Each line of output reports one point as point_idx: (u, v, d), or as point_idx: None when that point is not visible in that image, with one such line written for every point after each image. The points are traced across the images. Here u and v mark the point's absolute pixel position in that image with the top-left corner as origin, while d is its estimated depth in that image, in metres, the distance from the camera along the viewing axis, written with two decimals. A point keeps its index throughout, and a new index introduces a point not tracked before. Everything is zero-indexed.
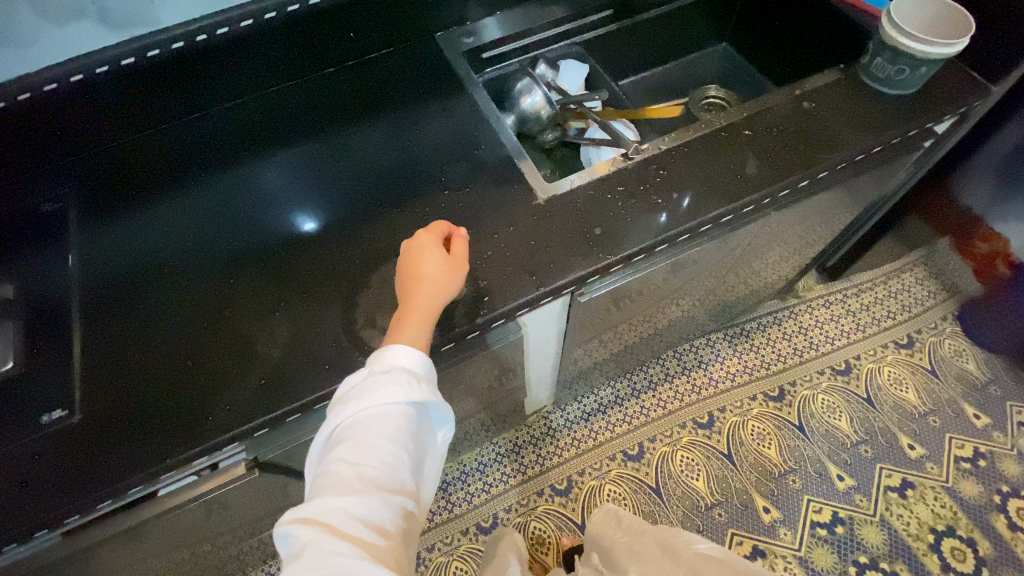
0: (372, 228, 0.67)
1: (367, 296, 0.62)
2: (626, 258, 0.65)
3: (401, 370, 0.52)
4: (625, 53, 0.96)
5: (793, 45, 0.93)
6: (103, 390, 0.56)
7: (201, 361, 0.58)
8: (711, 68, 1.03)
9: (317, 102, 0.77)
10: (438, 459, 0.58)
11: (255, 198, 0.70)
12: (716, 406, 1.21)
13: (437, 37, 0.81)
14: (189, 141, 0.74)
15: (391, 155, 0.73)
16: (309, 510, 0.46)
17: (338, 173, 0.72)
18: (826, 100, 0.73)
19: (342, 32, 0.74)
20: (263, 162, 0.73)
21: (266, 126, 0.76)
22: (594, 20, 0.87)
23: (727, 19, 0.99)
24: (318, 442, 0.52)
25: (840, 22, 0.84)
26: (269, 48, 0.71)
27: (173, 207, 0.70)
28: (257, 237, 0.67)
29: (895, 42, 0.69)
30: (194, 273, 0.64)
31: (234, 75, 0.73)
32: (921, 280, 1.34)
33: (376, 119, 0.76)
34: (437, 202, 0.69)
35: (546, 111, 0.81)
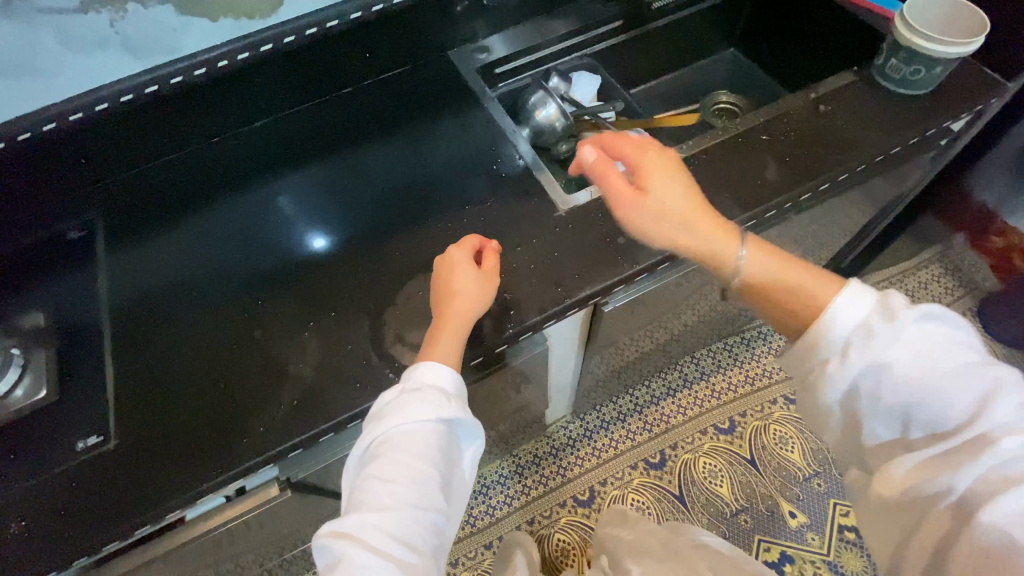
0: (397, 246, 0.67)
1: (393, 314, 0.62)
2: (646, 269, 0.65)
3: (430, 388, 0.53)
4: (635, 63, 0.96)
5: (803, 48, 0.94)
6: (138, 414, 0.56)
7: (232, 383, 0.58)
8: (720, 74, 1.04)
9: (334, 122, 0.78)
10: (470, 473, 0.58)
11: (277, 219, 0.71)
12: (737, 411, 1.20)
13: (449, 55, 0.82)
14: (211, 164, 0.75)
15: (411, 172, 0.74)
16: (344, 524, 0.47)
17: (359, 191, 0.72)
18: (842, 103, 0.73)
19: (358, 52, 0.75)
20: (285, 183, 0.74)
21: (285, 148, 0.76)
22: (604, 31, 0.88)
23: (734, 25, 1.00)
24: (353, 455, 0.53)
25: (849, 24, 0.84)
26: (286, 70, 0.72)
27: (197, 229, 0.70)
28: (281, 257, 0.67)
29: (909, 43, 0.69)
30: (221, 294, 0.65)
31: (252, 96, 0.73)
32: (938, 277, 1.33)
33: (393, 137, 0.77)
34: (459, 217, 0.69)
35: (560, 123, 0.82)
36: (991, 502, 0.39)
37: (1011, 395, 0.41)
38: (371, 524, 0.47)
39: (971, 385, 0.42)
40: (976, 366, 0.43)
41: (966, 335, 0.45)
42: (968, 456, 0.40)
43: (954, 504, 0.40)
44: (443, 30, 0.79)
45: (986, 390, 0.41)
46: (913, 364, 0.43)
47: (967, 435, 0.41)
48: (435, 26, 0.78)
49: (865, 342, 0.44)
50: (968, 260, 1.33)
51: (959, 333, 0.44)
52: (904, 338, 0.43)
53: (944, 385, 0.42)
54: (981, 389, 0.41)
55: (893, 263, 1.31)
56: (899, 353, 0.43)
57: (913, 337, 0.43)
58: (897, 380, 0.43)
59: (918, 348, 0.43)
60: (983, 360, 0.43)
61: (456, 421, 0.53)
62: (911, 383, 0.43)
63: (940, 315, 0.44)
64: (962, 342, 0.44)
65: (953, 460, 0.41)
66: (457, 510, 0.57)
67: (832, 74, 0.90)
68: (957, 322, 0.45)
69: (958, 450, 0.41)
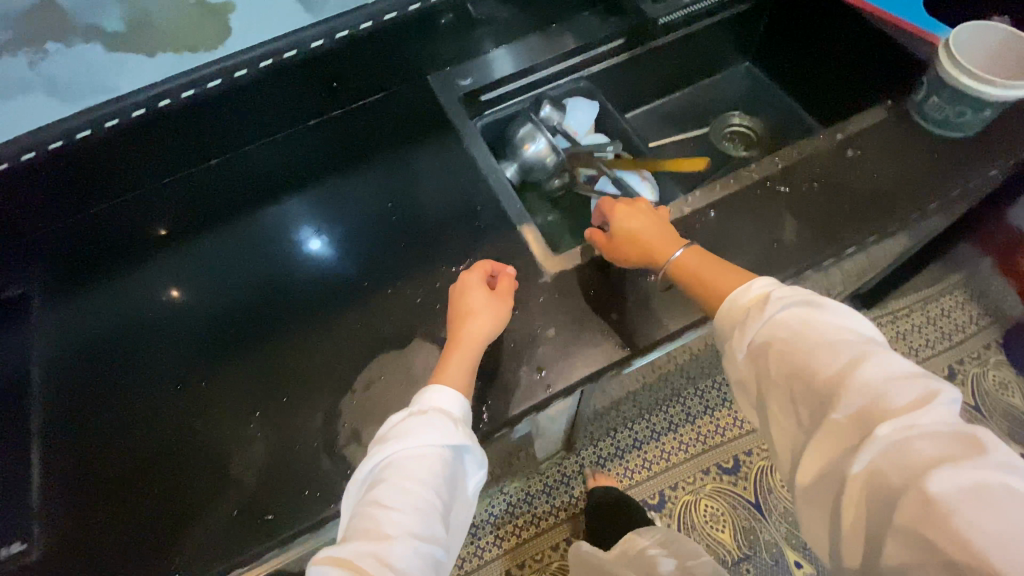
0: (367, 312, 0.60)
1: (352, 404, 0.55)
2: (669, 284, 0.60)
3: (437, 411, 0.49)
4: (639, 82, 0.87)
5: (826, 70, 0.85)
6: (76, 515, 0.51)
7: (174, 477, 0.52)
8: (732, 92, 0.95)
9: (302, 158, 0.70)
10: (472, 507, 0.54)
11: (232, 275, 0.64)
12: (742, 449, 1.13)
13: (428, 80, 0.73)
14: (161, 207, 0.67)
15: (380, 224, 0.66)
16: (340, 551, 0.43)
17: (322, 246, 0.65)
18: (871, 145, 0.64)
19: (325, 82, 0.66)
20: (247, 229, 0.66)
21: (242, 190, 0.69)
22: (601, 51, 0.78)
23: (751, 38, 0.90)
24: (352, 481, 0.49)
25: (884, 45, 0.74)
26: (241, 101, 0.63)
27: (144, 285, 0.63)
28: (234, 323, 0.60)
29: (956, 80, 0.62)
30: (167, 367, 0.58)
31: (210, 132, 0.65)
32: (962, 304, 1.24)
33: (364, 178, 0.69)
34: (434, 280, 0.62)
35: (551, 158, 0.75)
36: (897, 492, 0.36)
37: (883, 365, 0.41)
38: (370, 553, 0.42)
39: (837, 358, 0.42)
40: (851, 343, 0.43)
41: (846, 317, 0.46)
42: (859, 434, 0.39)
43: (855, 487, 0.38)
44: (423, 54, 0.70)
45: (851, 361, 0.41)
46: (788, 344, 0.45)
47: (842, 411, 0.40)
48: (414, 51, 0.68)
49: (744, 326, 0.48)
50: (996, 286, 1.24)
51: (840, 316, 0.45)
52: (773, 318, 0.47)
53: (812, 359, 0.43)
54: (850, 359, 0.42)
55: (915, 289, 1.22)
56: (772, 334, 0.46)
57: (780, 318, 0.46)
58: (775, 358, 0.45)
59: (788, 328, 0.46)
60: (859, 339, 0.43)
61: (462, 446, 0.49)
62: (787, 362, 0.44)
63: (815, 299, 0.47)
64: (839, 323, 0.45)
65: (847, 438, 0.39)
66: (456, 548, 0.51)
67: (857, 100, 0.81)
68: (840, 308, 0.46)
69: (840, 421, 0.40)
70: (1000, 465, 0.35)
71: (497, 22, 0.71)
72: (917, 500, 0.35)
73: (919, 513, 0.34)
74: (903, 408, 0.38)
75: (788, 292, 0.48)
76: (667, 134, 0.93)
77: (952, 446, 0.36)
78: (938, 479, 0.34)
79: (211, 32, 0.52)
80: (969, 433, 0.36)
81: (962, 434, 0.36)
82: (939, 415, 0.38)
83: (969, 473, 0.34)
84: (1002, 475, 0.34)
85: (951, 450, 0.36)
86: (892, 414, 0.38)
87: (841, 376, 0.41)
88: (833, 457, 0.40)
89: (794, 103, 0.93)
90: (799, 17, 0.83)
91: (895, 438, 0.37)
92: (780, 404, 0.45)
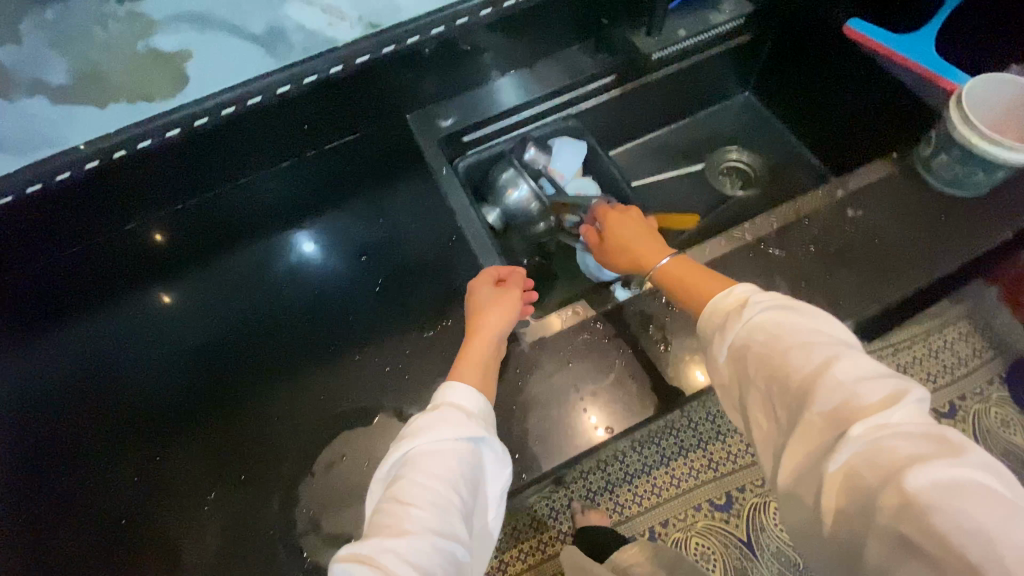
0: (341, 369, 0.67)
1: (302, 493, 0.61)
2: (669, 342, 0.59)
3: (450, 407, 0.50)
4: (634, 115, 0.85)
5: (826, 109, 0.84)
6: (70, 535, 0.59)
7: (132, 555, 0.58)
8: (729, 123, 0.94)
9: (283, 206, 0.73)
10: (498, 514, 0.51)
11: (193, 350, 0.68)
12: (735, 485, 1.11)
13: (407, 118, 0.72)
14: (111, 259, 0.68)
15: (340, 304, 0.70)
16: (359, 548, 0.42)
17: (281, 327, 0.70)
18: (872, 203, 0.63)
19: (296, 125, 0.65)
20: (209, 302, 0.70)
21: (201, 255, 0.71)
22: (592, 87, 0.75)
23: (752, 69, 0.88)
24: (375, 481, 0.49)
25: (885, 89, 0.73)
26: (209, 144, 0.61)
27: (101, 350, 0.66)
28: (195, 402, 0.65)
29: (968, 138, 0.60)
30: (128, 443, 0.63)
31: (190, 174, 0.64)
32: (967, 337, 1.21)
33: (323, 256, 0.73)
34: (398, 354, 0.66)
35: (534, 205, 0.73)
36: (873, 491, 0.34)
37: (854, 365, 0.40)
38: (389, 549, 0.41)
39: (811, 359, 0.41)
40: (826, 344, 0.42)
41: (818, 318, 0.44)
42: (833, 435, 0.37)
43: (835, 487, 0.36)
44: (404, 93, 0.68)
45: (823, 361, 0.40)
46: (761, 346, 0.44)
47: (816, 408, 0.38)
48: (398, 88, 0.66)
49: (720, 330, 0.47)
50: (1001, 319, 1.21)
51: (817, 319, 0.44)
52: (750, 322, 0.45)
53: (787, 360, 0.41)
54: (822, 360, 0.40)
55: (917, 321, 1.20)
56: (748, 337, 0.45)
57: (756, 322, 0.45)
58: (753, 361, 0.44)
59: (761, 331, 0.44)
60: (834, 342, 0.42)
61: (479, 441, 0.49)
62: (764, 366, 0.43)
63: (783, 300, 0.46)
64: (812, 324, 0.44)
65: (819, 441, 0.38)
66: (479, 555, 0.49)
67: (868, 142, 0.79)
68: (812, 309, 0.45)
69: (815, 421, 0.38)
70: (977, 464, 0.33)
71: (485, 60, 0.69)
72: (896, 496, 0.33)
73: (900, 507, 0.33)
74: (873, 405, 0.37)
75: (761, 295, 0.47)
76: (659, 170, 0.92)
77: (927, 445, 0.35)
78: (915, 474, 0.33)
79: (164, 83, 0.52)
80: (939, 433, 0.35)
81: (932, 429, 0.36)
82: (907, 413, 0.37)
83: (951, 470, 0.33)
84: (981, 472, 0.33)
85: (926, 449, 0.34)
86: (863, 413, 0.37)
87: (815, 376, 0.40)
88: (808, 455, 0.38)
89: (790, 140, 0.92)
90: (805, 53, 0.81)
91: (871, 439, 0.36)
92: (756, 404, 0.43)
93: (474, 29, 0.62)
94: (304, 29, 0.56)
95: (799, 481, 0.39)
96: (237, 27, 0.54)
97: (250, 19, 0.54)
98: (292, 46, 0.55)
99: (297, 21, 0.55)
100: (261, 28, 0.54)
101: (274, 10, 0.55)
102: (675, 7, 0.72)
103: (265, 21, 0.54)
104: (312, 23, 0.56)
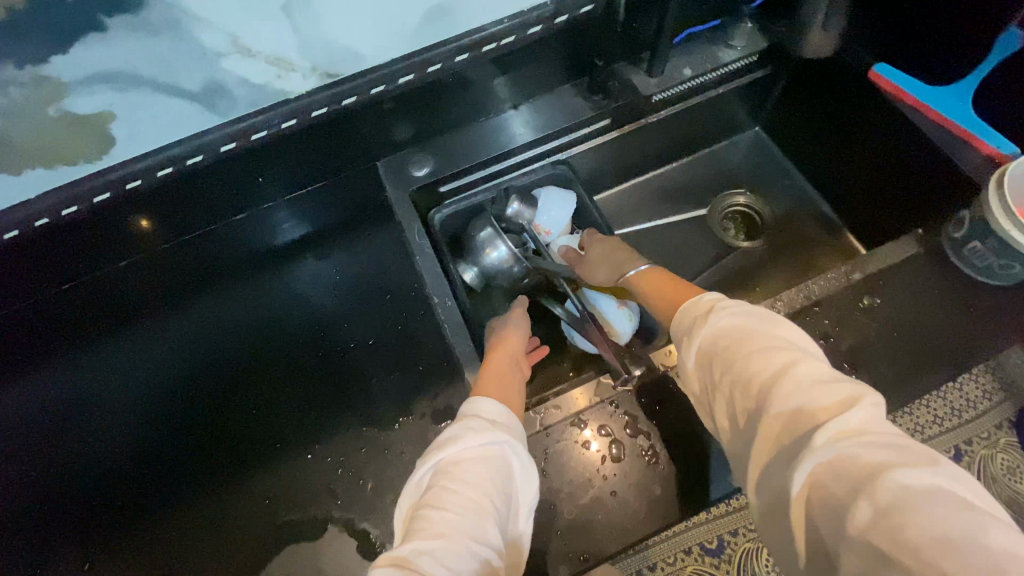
0: (287, 470, 0.71)
1: None
2: (659, 457, 0.64)
3: (474, 419, 0.61)
4: (651, 145, 0.93)
5: (838, 156, 0.91)
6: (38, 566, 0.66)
7: None
8: (736, 159, 1.02)
9: (269, 252, 0.82)
10: (529, 524, 0.57)
11: (158, 414, 0.73)
12: (728, 529, 1.10)
13: (378, 166, 0.81)
14: (95, 300, 0.76)
15: (308, 373, 0.76)
16: (400, 551, 0.49)
17: (247, 397, 0.75)
18: (891, 288, 0.69)
19: (252, 179, 0.72)
20: (180, 369, 0.76)
21: (178, 309, 0.78)
22: (588, 130, 0.85)
23: (763, 106, 0.97)
24: (416, 490, 0.57)
25: (902, 134, 0.79)
26: (262, 164, 0.70)
27: (78, 402, 0.73)
28: (148, 475, 0.70)
29: (1005, 233, 0.65)
30: (70, 515, 0.68)
31: (182, 221, 0.74)
32: (977, 377, 1.23)
33: (295, 327, 0.79)
34: (365, 416, 0.73)
35: (509, 263, 0.84)
36: (845, 501, 0.40)
37: (810, 371, 0.48)
38: (425, 552, 0.48)
39: (769, 365, 0.49)
40: (786, 351, 0.50)
41: (779, 327, 0.53)
42: (803, 444, 0.43)
43: (806, 497, 0.42)
44: (376, 137, 0.76)
45: (783, 365, 0.48)
46: (725, 352, 0.53)
47: (778, 407, 0.46)
48: (441, 107, 0.76)
49: (696, 330, 0.57)
50: (1012, 360, 1.22)
51: (785, 332, 0.52)
52: (717, 326, 0.55)
53: (747, 366, 0.50)
54: (781, 364, 0.49)
55: None
56: (712, 343, 0.54)
57: (718, 328, 0.55)
58: (717, 366, 0.53)
59: (726, 336, 0.54)
60: (796, 350, 0.50)
61: (498, 447, 0.58)
62: (730, 368, 0.51)
63: (749, 309, 0.55)
64: (772, 332, 0.52)
65: (793, 445, 0.44)
66: (512, 564, 0.54)
67: (881, 183, 0.85)
68: (779, 322, 0.54)
69: (773, 423, 0.46)
70: (942, 475, 0.39)
71: (521, 86, 0.80)
72: (866, 506, 0.39)
73: (873, 519, 0.38)
74: (835, 413, 0.44)
75: (727, 306, 0.56)
76: (660, 213, 0.99)
77: (891, 455, 0.41)
78: (883, 484, 0.39)
79: (92, 141, 0.54)
80: (905, 447, 0.41)
81: (896, 440, 0.42)
82: (861, 416, 0.44)
83: (916, 477, 0.39)
84: (941, 481, 0.38)
85: (895, 457, 0.40)
86: (828, 421, 0.43)
87: (773, 381, 0.48)
88: (778, 450, 0.46)
89: (784, 190, 1.00)
90: (811, 96, 0.89)
91: (833, 448, 0.42)
92: (728, 411, 0.52)
93: (484, 64, 0.71)
94: (249, 83, 0.57)
95: (774, 477, 0.46)
96: (132, 72, 0.51)
97: (186, 76, 0.54)
98: (234, 102, 0.58)
99: (238, 77, 0.56)
100: (198, 86, 0.55)
101: (212, 64, 0.54)
102: (678, 43, 0.82)
103: (204, 77, 0.54)
104: (258, 77, 0.57)
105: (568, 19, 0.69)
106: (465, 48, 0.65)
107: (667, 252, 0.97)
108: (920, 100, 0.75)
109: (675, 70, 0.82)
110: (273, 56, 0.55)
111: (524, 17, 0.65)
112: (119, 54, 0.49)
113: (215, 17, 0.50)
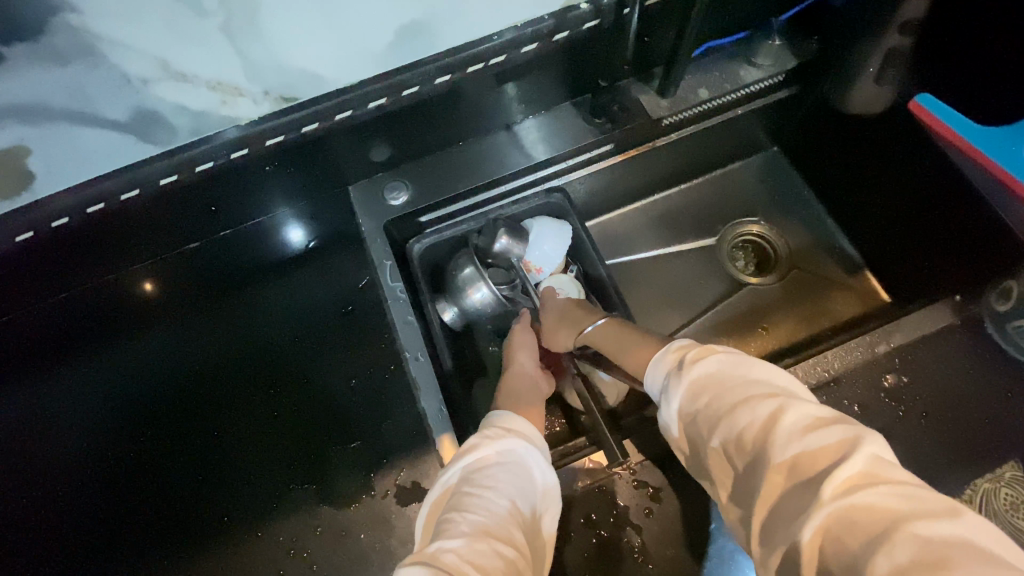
0: (240, 541, 0.69)
1: None
2: (647, 557, 0.65)
3: (493, 427, 0.60)
4: (661, 168, 0.90)
5: (856, 180, 0.89)
6: (20, 572, 0.68)
7: None
8: (746, 183, 0.99)
9: (250, 269, 0.80)
10: (549, 531, 0.56)
11: (126, 438, 0.74)
12: None
13: (350, 190, 0.80)
14: (65, 316, 0.76)
15: (276, 408, 0.75)
16: (422, 554, 0.47)
17: (212, 429, 0.74)
18: (916, 363, 0.70)
19: (204, 209, 0.71)
20: (148, 393, 0.76)
21: (146, 329, 0.78)
22: (593, 155, 0.82)
23: (782, 130, 0.94)
24: (432, 499, 0.55)
25: (939, 166, 0.76)
26: (248, 178, 0.69)
27: (50, 419, 0.74)
28: (114, 499, 0.71)
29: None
30: (36, 538, 0.70)
31: (168, 238, 0.74)
32: None
33: (265, 361, 0.77)
34: (339, 455, 0.72)
35: (490, 303, 0.79)
36: (859, 561, 0.37)
37: (799, 416, 0.46)
38: (449, 551, 0.46)
39: (756, 416, 0.47)
40: (772, 396, 0.48)
41: (757, 369, 0.52)
42: (808, 497, 0.41)
43: (812, 553, 0.39)
44: (352, 158, 0.74)
45: (770, 415, 0.46)
46: (710, 405, 0.51)
47: (780, 455, 0.44)
48: (441, 121, 0.75)
49: (676, 376, 0.55)
50: None
51: (766, 373, 0.51)
52: (698, 375, 0.53)
53: (735, 420, 0.48)
54: (770, 414, 0.47)
55: None
56: (693, 396, 0.53)
57: (694, 378, 0.53)
58: (703, 421, 0.51)
59: (704, 387, 0.52)
60: (779, 392, 0.49)
61: (516, 452, 0.57)
62: (716, 420, 0.50)
63: (722, 355, 0.54)
64: (749, 376, 0.51)
65: (790, 506, 0.42)
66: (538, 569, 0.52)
67: (916, 222, 0.81)
68: (754, 364, 0.52)
69: (777, 476, 0.43)
70: (960, 524, 0.37)
71: (533, 98, 0.78)
72: (884, 562, 0.36)
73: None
74: (835, 457, 0.42)
75: (700, 354, 0.55)
76: (662, 242, 0.96)
77: (908, 502, 0.38)
78: (902, 536, 0.37)
79: (11, 178, 0.54)
80: (921, 494, 0.39)
81: (907, 486, 0.39)
82: (866, 460, 0.41)
83: (938, 529, 0.36)
84: (962, 532, 0.36)
85: (917, 505, 0.38)
86: (837, 467, 0.41)
87: (767, 431, 0.46)
88: (772, 510, 0.43)
89: (797, 222, 0.97)
90: (829, 125, 0.87)
91: (842, 500, 0.39)
92: (718, 459, 0.49)
93: (484, 79, 0.69)
94: (189, 111, 0.56)
95: (772, 535, 0.42)
96: (40, 104, 0.50)
97: (108, 107, 0.52)
98: (173, 132, 0.56)
99: (174, 103, 0.54)
100: (125, 115, 0.53)
101: (139, 94, 0.52)
102: (700, 56, 0.81)
103: (130, 107, 0.53)
104: (197, 103, 0.55)
105: (569, 35, 0.67)
106: (446, 68, 0.63)
107: (671, 286, 0.93)
108: (925, 108, 0.74)
109: (691, 91, 0.79)
110: (215, 81, 0.54)
111: (521, 35, 0.63)
112: (31, 89, 0.49)
113: (145, 44, 0.49)
